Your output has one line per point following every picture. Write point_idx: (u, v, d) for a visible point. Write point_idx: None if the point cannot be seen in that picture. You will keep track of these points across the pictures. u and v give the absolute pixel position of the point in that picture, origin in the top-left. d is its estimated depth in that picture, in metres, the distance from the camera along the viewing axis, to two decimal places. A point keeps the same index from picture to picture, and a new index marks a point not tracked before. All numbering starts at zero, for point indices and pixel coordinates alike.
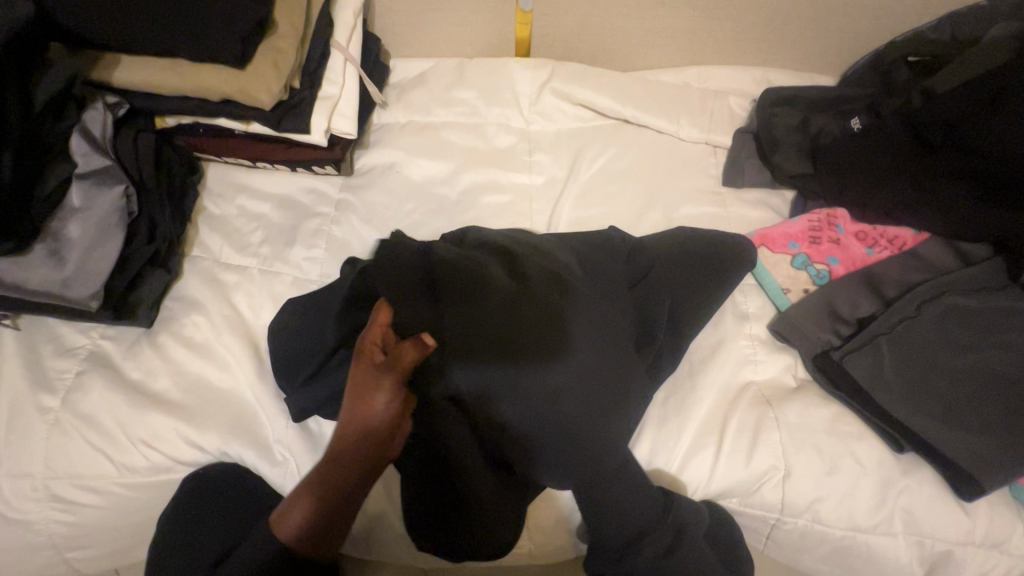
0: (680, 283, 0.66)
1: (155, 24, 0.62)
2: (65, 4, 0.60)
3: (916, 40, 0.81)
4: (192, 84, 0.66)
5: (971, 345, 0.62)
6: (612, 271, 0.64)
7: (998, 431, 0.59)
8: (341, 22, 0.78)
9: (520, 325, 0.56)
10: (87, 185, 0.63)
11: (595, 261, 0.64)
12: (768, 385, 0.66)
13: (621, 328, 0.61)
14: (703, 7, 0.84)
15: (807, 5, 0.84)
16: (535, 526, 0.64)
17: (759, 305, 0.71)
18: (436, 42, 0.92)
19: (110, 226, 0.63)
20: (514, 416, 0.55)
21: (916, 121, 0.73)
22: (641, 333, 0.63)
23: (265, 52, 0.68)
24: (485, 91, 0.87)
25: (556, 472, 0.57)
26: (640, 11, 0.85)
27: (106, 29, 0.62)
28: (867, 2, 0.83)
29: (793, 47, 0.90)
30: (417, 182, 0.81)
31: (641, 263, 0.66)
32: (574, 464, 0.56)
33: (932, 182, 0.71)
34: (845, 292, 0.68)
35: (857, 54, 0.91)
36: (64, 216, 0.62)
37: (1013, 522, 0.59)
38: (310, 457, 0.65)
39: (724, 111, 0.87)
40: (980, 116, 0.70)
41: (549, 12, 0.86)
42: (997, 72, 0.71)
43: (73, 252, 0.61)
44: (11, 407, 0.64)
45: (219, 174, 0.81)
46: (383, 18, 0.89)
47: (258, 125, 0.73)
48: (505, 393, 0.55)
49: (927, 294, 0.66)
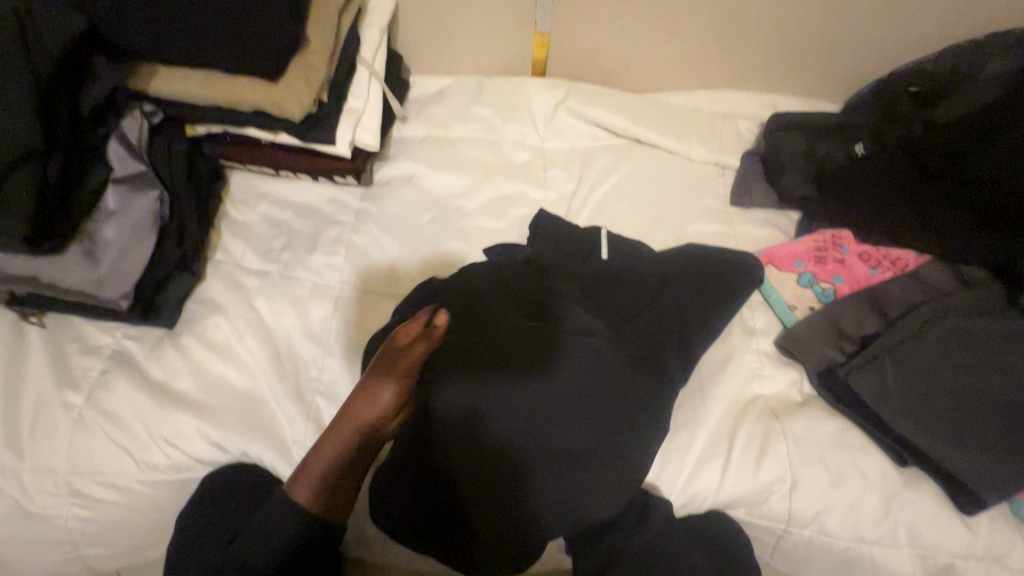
0: (685, 297, 0.69)
1: (195, 39, 0.65)
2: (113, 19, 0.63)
3: (918, 71, 0.85)
4: (225, 95, 0.69)
5: (970, 363, 0.64)
6: (623, 302, 0.68)
7: (999, 447, 0.60)
8: (368, 39, 0.81)
9: (501, 339, 0.62)
10: (124, 189, 0.65)
11: (575, 274, 0.69)
12: (776, 399, 0.68)
13: (605, 353, 0.63)
14: (715, 33, 0.88)
15: (814, 35, 0.88)
16: None
17: (766, 321, 0.73)
18: (456, 61, 0.96)
19: (144, 229, 0.65)
20: (503, 416, 0.59)
21: (919, 148, 0.76)
22: (647, 358, 0.65)
23: (297, 67, 0.70)
24: (503, 109, 0.90)
25: (547, 480, 0.59)
26: (654, 35, 0.89)
27: (150, 42, 0.65)
28: (871, 34, 0.87)
29: (799, 74, 0.94)
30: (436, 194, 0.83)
31: (651, 286, 0.69)
32: (577, 467, 0.59)
33: (935, 207, 0.74)
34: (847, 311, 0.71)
35: (861, 82, 0.94)
36: (101, 218, 0.64)
37: (1014, 537, 0.60)
38: None
39: (732, 134, 0.90)
40: (980, 145, 0.73)
41: (566, 33, 0.90)
42: (995, 105, 0.74)
43: (107, 253, 0.63)
44: (35, 404, 0.66)
45: (243, 182, 0.83)
46: (407, 36, 0.92)
47: (286, 135, 0.76)
48: (491, 405, 0.59)
49: (929, 314, 0.68)
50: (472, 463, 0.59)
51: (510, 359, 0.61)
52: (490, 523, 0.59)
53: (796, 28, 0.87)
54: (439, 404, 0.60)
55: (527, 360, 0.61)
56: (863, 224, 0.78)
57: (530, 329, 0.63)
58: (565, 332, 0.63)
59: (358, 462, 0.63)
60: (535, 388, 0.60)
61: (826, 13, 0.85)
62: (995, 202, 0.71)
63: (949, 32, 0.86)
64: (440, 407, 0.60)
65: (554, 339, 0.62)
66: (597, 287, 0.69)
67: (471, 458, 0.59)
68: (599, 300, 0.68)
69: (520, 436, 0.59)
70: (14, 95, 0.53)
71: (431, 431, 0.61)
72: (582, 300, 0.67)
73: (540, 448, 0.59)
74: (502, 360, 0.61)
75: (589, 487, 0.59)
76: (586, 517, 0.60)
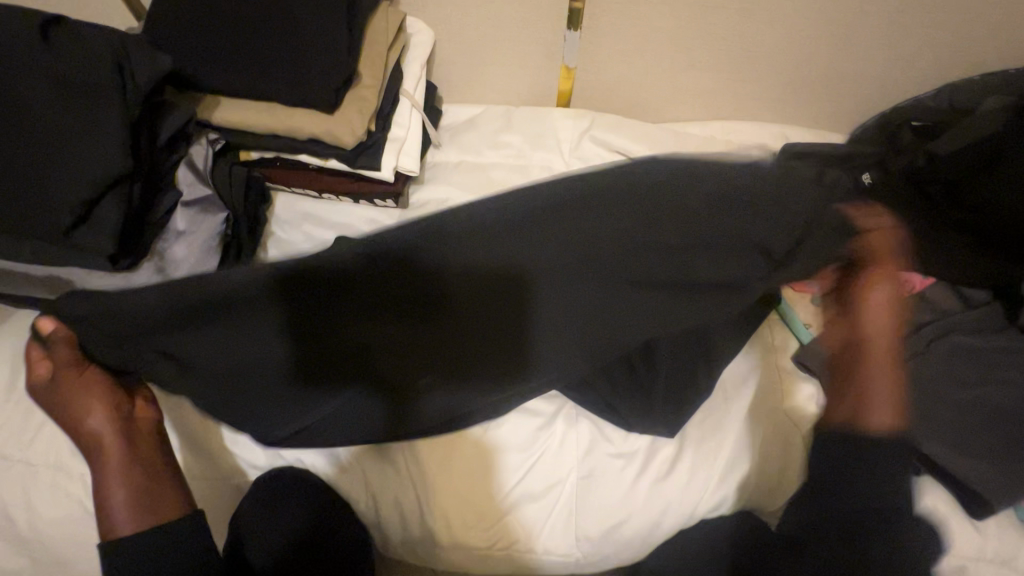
0: (712, 252, 0.62)
1: (262, 78, 0.72)
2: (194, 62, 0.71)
3: (918, 107, 0.91)
4: (285, 124, 0.74)
5: (974, 379, 0.69)
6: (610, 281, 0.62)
7: (1003, 456, 0.65)
8: (410, 72, 0.87)
9: (473, 348, 0.62)
10: (193, 211, 0.70)
11: (562, 266, 0.60)
12: (795, 412, 0.72)
13: (589, 345, 0.63)
14: (729, 70, 0.95)
15: (822, 72, 0.94)
16: (531, 532, 0.68)
17: (783, 338, 0.78)
18: (487, 91, 1.02)
19: (212, 248, 0.71)
20: (484, 416, 0.67)
21: (921, 179, 0.83)
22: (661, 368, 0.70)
23: (350, 100, 0.76)
24: (531, 137, 0.96)
25: (527, 468, 0.68)
26: (673, 71, 0.96)
27: (222, 80, 0.72)
28: (874, 71, 0.94)
29: (807, 107, 1.01)
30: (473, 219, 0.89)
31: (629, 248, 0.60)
32: (550, 460, 0.68)
33: (938, 232, 0.79)
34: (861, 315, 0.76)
35: (864, 115, 1.01)
36: (171, 237, 0.69)
37: (1019, 542, 0.64)
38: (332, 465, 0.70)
39: (746, 162, 0.96)
40: (975, 178, 0.80)
41: (592, 68, 0.96)
42: (993, 138, 0.80)
43: (179, 270, 0.68)
44: None
45: (288, 203, 0.88)
46: (442, 69, 0.99)
47: (335, 161, 0.82)
48: (468, 411, 0.66)
49: (935, 333, 0.73)
50: (454, 451, 0.68)
51: (480, 361, 0.63)
52: (486, 508, 0.68)
53: (805, 66, 0.94)
54: (423, 409, 0.65)
55: (499, 364, 0.63)
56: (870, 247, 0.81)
57: (501, 334, 0.62)
58: (532, 324, 0.62)
59: (350, 456, 0.69)
60: (507, 394, 0.65)
61: (833, 52, 0.91)
62: (995, 228, 0.77)
63: (947, 69, 0.93)
64: (425, 408, 0.65)
65: (524, 338, 0.62)
66: (578, 282, 0.61)
67: (460, 448, 0.68)
68: (573, 301, 0.61)
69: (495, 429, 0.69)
70: (110, 124, 0.59)
71: (405, 429, 0.65)
72: (559, 300, 0.61)
73: (517, 438, 0.69)
74: (473, 363, 0.63)
75: (598, 486, 0.68)
76: (591, 511, 0.67)
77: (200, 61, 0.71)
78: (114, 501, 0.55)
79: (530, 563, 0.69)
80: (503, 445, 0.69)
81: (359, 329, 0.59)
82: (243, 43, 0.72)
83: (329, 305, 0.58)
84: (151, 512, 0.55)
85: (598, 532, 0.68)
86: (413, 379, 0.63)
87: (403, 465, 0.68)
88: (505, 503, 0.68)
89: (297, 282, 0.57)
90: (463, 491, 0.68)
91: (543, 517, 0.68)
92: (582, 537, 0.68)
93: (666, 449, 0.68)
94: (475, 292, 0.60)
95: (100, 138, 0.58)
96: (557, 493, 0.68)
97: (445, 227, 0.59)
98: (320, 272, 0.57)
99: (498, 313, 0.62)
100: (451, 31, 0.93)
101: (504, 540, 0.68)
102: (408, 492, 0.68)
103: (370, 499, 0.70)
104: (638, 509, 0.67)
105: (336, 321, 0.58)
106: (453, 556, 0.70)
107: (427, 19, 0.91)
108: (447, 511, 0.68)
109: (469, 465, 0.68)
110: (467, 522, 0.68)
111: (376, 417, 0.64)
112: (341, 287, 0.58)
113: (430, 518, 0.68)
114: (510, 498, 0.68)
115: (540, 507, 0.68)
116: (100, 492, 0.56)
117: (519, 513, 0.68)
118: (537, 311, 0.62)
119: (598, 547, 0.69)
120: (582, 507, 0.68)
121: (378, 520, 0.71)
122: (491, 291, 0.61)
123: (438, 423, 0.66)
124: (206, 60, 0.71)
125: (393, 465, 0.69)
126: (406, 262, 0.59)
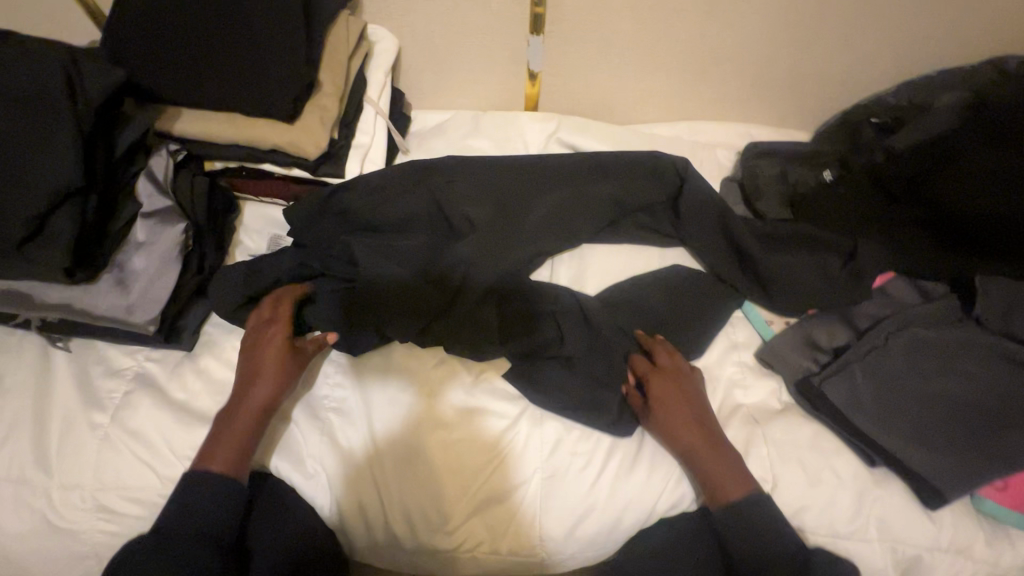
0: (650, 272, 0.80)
1: (220, 88, 0.73)
2: (149, 73, 0.72)
3: (879, 104, 0.92)
4: (244, 134, 0.75)
5: (931, 371, 0.70)
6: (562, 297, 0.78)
7: (958, 448, 0.66)
8: (374, 79, 0.88)
9: (487, 323, 0.73)
10: (152, 222, 0.70)
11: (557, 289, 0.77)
12: (757, 408, 0.74)
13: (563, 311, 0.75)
14: (692, 71, 0.96)
15: (784, 71, 0.96)
16: (501, 531, 0.68)
17: (747, 335, 0.80)
18: (454, 97, 1.03)
19: (170, 259, 0.70)
20: (495, 406, 0.72)
21: (880, 175, 0.84)
22: (605, 368, 0.73)
23: (312, 109, 0.77)
24: (498, 140, 0.96)
25: (528, 464, 0.69)
26: (638, 73, 0.97)
27: (179, 90, 0.72)
28: (836, 69, 0.95)
29: (773, 107, 1.02)
30: (429, 183, 0.81)
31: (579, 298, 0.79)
32: (546, 458, 0.69)
33: (893, 228, 0.81)
34: (804, 284, 0.77)
35: (828, 113, 1.03)
36: (130, 248, 0.69)
37: (976, 530, 0.65)
38: (307, 476, 0.70)
39: (712, 162, 0.97)
40: (932, 174, 0.80)
41: (557, 73, 0.97)
42: (946, 139, 0.82)
43: (137, 280, 0.69)
44: (63, 423, 0.70)
45: (254, 211, 0.86)
46: (409, 76, 1.00)
47: (298, 170, 0.81)
48: (484, 396, 0.72)
49: (893, 326, 0.74)
50: (460, 448, 0.69)
51: (493, 338, 0.73)
52: (474, 508, 0.68)
53: (767, 66, 0.95)
54: (447, 398, 0.71)
55: (510, 333, 0.73)
56: (813, 246, 0.81)
57: (509, 318, 0.74)
58: (538, 325, 0.74)
59: (346, 467, 0.69)
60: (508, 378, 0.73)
61: (793, 52, 0.93)
62: (963, 225, 0.77)
63: (907, 66, 0.94)
64: (448, 407, 0.71)
65: (527, 322, 0.74)
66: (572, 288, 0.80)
67: (446, 440, 0.69)
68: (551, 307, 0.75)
69: (499, 428, 0.70)
70: (60, 138, 0.59)
71: (430, 420, 0.70)
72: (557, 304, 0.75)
73: (522, 436, 0.70)
74: (486, 330, 0.73)
75: (563, 484, 0.68)
76: (556, 511, 0.68)
77: (154, 72, 0.72)
78: (233, 437, 0.65)
79: (495, 565, 0.70)
80: (511, 440, 0.70)
81: (399, 316, 0.72)
82: (201, 55, 0.73)
83: (374, 291, 0.72)
84: (238, 474, 0.64)
85: (569, 534, 0.68)
86: (444, 374, 0.73)
87: (394, 469, 0.69)
88: (483, 501, 0.68)
89: (367, 285, 0.73)
90: (461, 492, 0.68)
91: (508, 519, 0.68)
92: (554, 538, 0.68)
93: (627, 447, 0.70)
94: (492, 300, 0.75)
95: (52, 154, 0.59)
96: (529, 491, 0.69)
97: (473, 252, 0.75)
98: (377, 279, 0.72)
99: (501, 312, 0.74)
100: (414, 38, 0.93)
101: (480, 541, 0.68)
102: (387, 498, 0.69)
103: (338, 502, 0.69)
104: (600, 507, 0.68)
105: (388, 309, 0.72)
106: (424, 559, 0.70)
107: (390, 26, 0.92)
108: (420, 512, 0.68)
109: (464, 464, 0.69)
110: (439, 521, 0.68)
111: (409, 415, 0.70)
112: (388, 283, 0.73)
113: (401, 518, 0.68)
114: (494, 495, 0.68)
115: (512, 505, 0.68)
116: (215, 438, 0.65)
117: (500, 508, 0.68)
118: (532, 306, 0.75)
119: (568, 547, 0.69)
120: (544, 504, 0.68)
121: (342, 527, 0.70)
122: (506, 298, 0.75)
123: (460, 413, 0.71)
124: (161, 71, 0.72)
125: (377, 474, 0.69)
126: (442, 277, 0.74)
